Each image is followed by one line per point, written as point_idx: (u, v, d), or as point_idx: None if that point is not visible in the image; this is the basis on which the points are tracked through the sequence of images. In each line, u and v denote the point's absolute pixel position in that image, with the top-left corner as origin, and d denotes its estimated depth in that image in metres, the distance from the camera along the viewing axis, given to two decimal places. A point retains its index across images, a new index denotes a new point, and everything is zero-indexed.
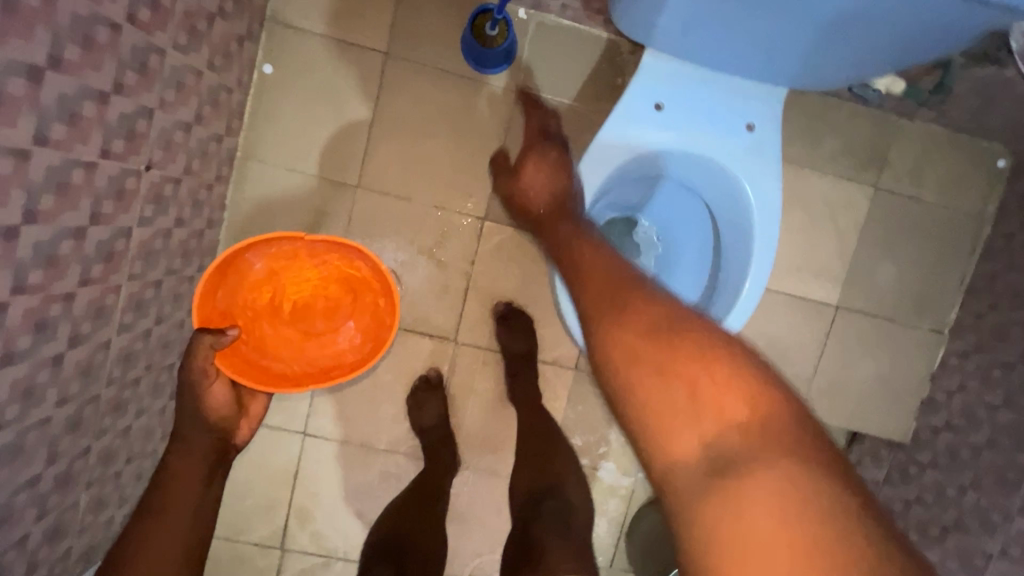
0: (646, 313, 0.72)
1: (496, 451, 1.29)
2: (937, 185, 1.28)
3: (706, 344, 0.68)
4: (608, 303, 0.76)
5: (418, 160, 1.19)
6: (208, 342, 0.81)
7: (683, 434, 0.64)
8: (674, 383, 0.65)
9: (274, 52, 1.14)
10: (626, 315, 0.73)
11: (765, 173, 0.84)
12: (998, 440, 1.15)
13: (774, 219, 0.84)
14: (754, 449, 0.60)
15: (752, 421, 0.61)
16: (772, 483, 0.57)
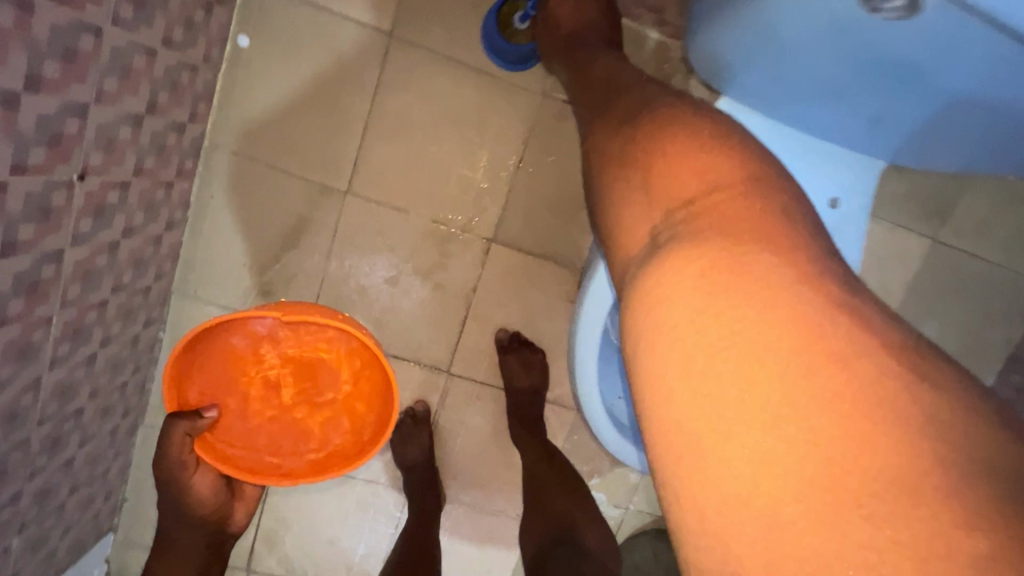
0: (640, 120, 0.56)
1: (483, 487, 1.20)
2: (1001, 243, 1.14)
3: (703, 141, 0.49)
4: (604, 126, 0.61)
5: (420, 166, 1.02)
6: (184, 426, 0.72)
7: (639, 218, 0.50)
8: (653, 167, 0.50)
9: (253, 21, 0.93)
10: (624, 130, 0.57)
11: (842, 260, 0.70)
12: None
13: None
14: (721, 221, 0.43)
15: (722, 196, 0.44)
16: (727, 290, 0.39)
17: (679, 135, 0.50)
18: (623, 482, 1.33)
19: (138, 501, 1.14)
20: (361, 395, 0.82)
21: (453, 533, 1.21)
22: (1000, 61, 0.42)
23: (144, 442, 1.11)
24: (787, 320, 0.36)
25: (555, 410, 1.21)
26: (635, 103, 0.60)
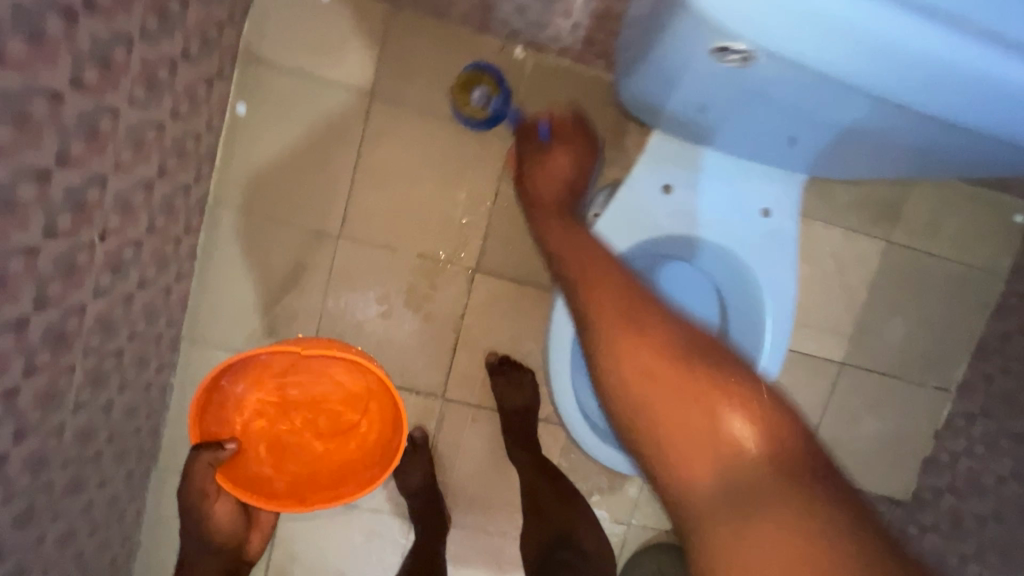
0: (660, 347, 0.65)
1: (485, 509, 1.24)
2: (951, 241, 1.22)
3: (728, 396, 0.61)
4: (626, 331, 0.67)
5: (405, 208, 1.11)
6: (207, 457, 0.76)
7: (699, 461, 0.61)
8: (690, 408, 0.61)
9: (247, 90, 1.04)
10: (644, 346, 0.65)
11: (779, 263, 0.77)
12: (1005, 513, 1.12)
13: (785, 306, 0.78)
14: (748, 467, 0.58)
15: (755, 469, 0.58)
16: (780, 517, 0.55)
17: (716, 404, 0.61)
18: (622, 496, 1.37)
19: (151, 544, 1.18)
20: (368, 431, 0.85)
21: (457, 556, 1.24)
22: (871, 106, 0.51)
23: (157, 486, 1.16)
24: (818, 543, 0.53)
25: (548, 428, 1.27)
26: (659, 318, 0.68)
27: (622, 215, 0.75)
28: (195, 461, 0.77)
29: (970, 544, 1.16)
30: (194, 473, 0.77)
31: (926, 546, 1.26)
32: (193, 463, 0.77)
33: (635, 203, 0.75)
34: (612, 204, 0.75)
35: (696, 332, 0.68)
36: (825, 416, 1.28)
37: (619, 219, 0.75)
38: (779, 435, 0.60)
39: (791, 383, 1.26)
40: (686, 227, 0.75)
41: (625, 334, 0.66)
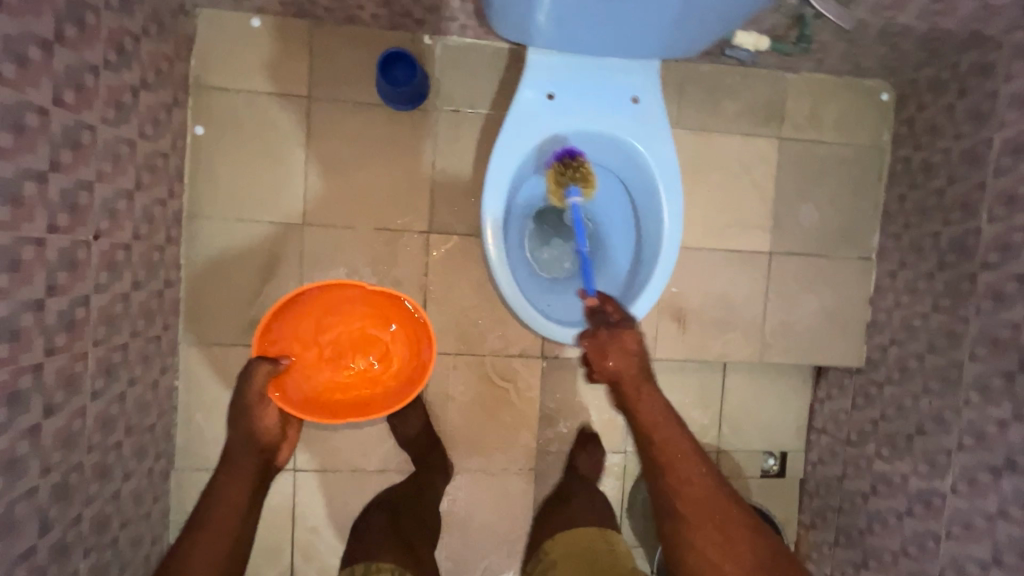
0: (709, 516, 0.93)
1: (483, 450, 1.35)
2: (833, 127, 1.40)
3: (731, 510, 0.94)
4: (684, 500, 0.94)
5: (357, 189, 1.27)
6: (265, 367, 0.98)
7: None
8: (701, 528, 0.92)
9: (202, 114, 1.21)
10: (697, 502, 0.94)
11: (658, 138, 0.92)
12: (936, 344, 1.24)
13: (673, 174, 0.92)
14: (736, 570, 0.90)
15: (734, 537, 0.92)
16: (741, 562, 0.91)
17: (714, 516, 0.93)
18: None
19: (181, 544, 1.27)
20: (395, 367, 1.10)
21: (470, 500, 1.35)
22: None
23: (178, 486, 1.26)
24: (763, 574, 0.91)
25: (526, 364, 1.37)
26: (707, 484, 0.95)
27: (521, 125, 0.90)
28: (256, 370, 0.98)
29: (917, 382, 1.29)
30: (253, 377, 0.98)
31: (886, 399, 1.37)
32: (253, 369, 0.97)
33: (528, 112, 0.90)
34: (511, 119, 0.90)
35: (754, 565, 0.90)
36: (769, 303, 1.42)
37: (520, 129, 0.90)
38: (743, 521, 0.94)
39: (731, 280, 1.40)
40: (573, 123, 0.91)
41: (672, 480, 0.95)
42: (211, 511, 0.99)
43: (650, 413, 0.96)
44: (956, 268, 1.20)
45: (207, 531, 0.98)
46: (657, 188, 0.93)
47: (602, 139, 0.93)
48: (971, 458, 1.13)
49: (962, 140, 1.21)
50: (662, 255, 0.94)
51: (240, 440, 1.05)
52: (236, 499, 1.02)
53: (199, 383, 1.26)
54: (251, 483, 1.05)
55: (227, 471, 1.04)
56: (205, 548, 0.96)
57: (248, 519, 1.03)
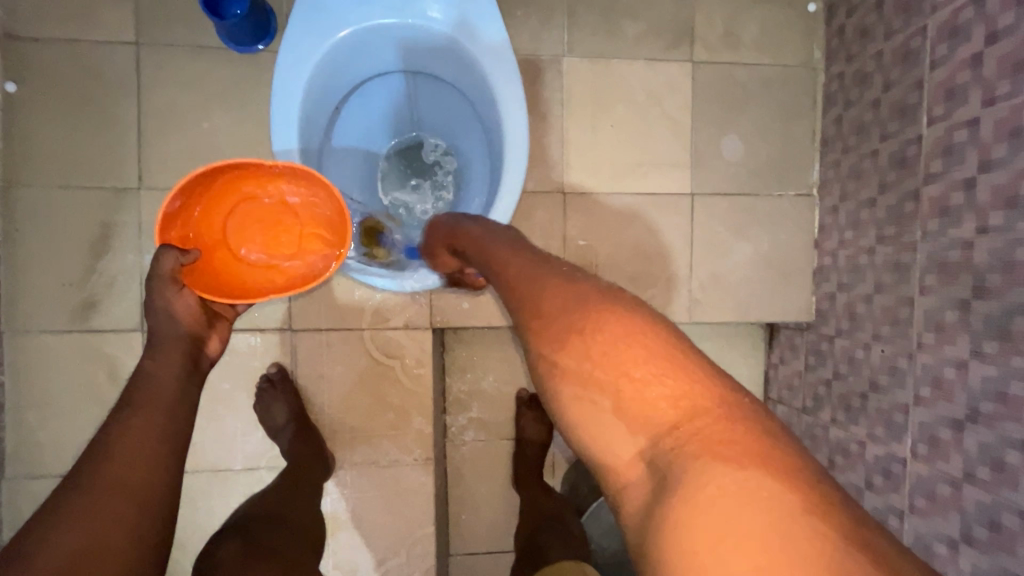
0: (606, 349, 0.43)
1: (369, 440, 1.17)
2: (754, 45, 1.22)
3: (656, 333, 0.44)
4: (567, 346, 0.45)
5: (200, 144, 1.11)
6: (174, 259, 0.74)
7: (618, 439, 0.42)
8: (606, 395, 0.42)
9: (13, 69, 1.06)
10: (584, 333, 0.45)
11: (484, 20, 0.78)
12: (883, 281, 1.04)
13: (507, 62, 0.79)
14: (731, 454, 0.36)
15: (672, 394, 0.40)
16: (743, 431, 0.37)
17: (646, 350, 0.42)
18: None
19: None
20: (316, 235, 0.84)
21: (357, 499, 1.17)
22: None
23: (12, 499, 1.09)
24: (763, 490, 0.34)
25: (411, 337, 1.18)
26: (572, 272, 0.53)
27: (313, 12, 0.77)
28: (163, 254, 0.74)
29: (867, 330, 1.08)
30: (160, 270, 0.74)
31: (837, 355, 1.17)
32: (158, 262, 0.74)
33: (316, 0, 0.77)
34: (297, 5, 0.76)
35: (622, 340, 0.43)
36: (695, 252, 1.23)
37: (311, 18, 0.77)
38: (693, 368, 0.42)
39: (648, 227, 1.21)
40: (375, 14, 0.78)
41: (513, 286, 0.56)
42: (143, 389, 0.70)
43: (511, 256, 0.62)
44: (898, 187, 1.01)
45: (135, 413, 0.66)
46: (491, 82, 0.79)
47: (414, 30, 0.80)
48: (929, 412, 0.92)
49: (893, 38, 1.02)
50: (508, 163, 0.80)
51: (156, 334, 0.76)
52: (172, 379, 0.73)
53: (30, 376, 1.08)
54: (186, 369, 0.76)
55: (154, 358, 0.75)
56: (139, 431, 0.64)
57: (187, 408, 0.72)
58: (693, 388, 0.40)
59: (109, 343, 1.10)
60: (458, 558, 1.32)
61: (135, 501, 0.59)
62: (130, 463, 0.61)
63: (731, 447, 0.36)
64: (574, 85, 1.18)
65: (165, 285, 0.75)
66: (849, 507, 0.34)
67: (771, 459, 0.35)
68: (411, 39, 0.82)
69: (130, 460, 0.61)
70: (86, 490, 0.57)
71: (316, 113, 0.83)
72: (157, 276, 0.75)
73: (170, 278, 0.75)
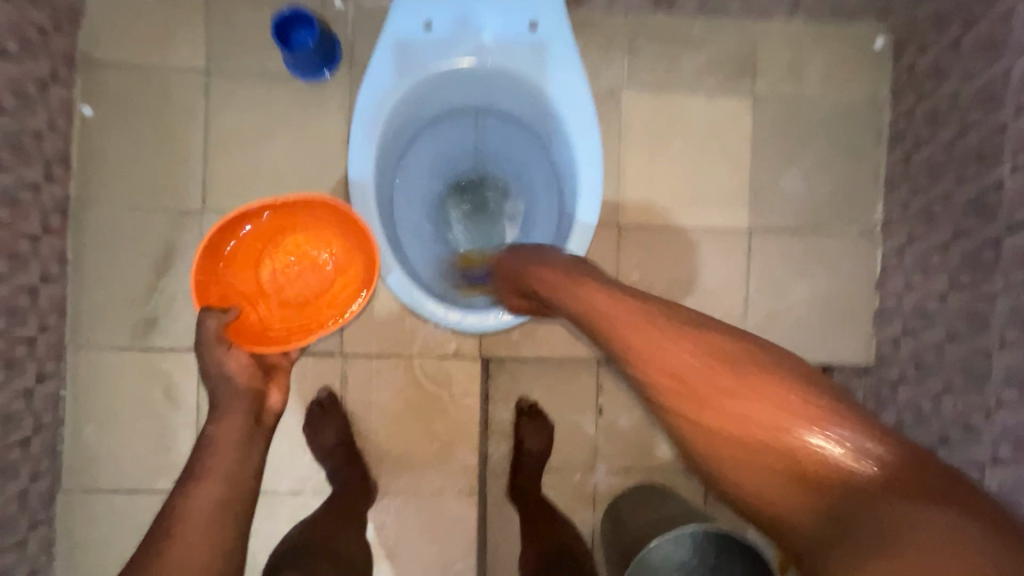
0: (727, 398, 0.45)
1: (413, 469, 1.16)
2: (818, 80, 1.20)
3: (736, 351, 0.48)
4: (658, 377, 0.49)
5: (263, 170, 1.13)
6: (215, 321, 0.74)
7: (761, 491, 0.42)
8: (742, 450, 0.43)
9: (91, 93, 1.10)
10: (691, 370, 0.47)
11: (562, 68, 0.81)
12: (956, 330, 1.00)
13: (583, 109, 0.81)
14: (912, 495, 0.37)
15: (846, 477, 0.39)
16: (893, 457, 0.39)
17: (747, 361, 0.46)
18: (578, 435, 1.27)
19: None
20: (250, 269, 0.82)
21: (400, 528, 1.16)
22: None
23: (64, 512, 1.11)
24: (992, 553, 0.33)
25: (460, 367, 1.17)
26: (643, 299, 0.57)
27: (394, 58, 0.79)
28: (206, 317, 0.73)
29: (937, 379, 1.03)
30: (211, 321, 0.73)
31: (902, 403, 1.12)
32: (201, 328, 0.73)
33: (402, 42, 0.79)
34: (379, 52, 0.79)
35: (722, 346, 0.48)
36: (750, 290, 1.20)
37: (393, 64, 0.79)
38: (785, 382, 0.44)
39: (702, 263, 1.19)
40: (458, 55, 0.80)
41: (622, 341, 0.54)
42: (207, 461, 0.71)
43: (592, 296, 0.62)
44: (976, 235, 0.97)
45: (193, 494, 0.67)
46: (567, 128, 0.82)
47: (494, 72, 0.82)
48: (1009, 474, 0.87)
49: (971, 79, 0.98)
50: (582, 206, 0.80)
51: (218, 395, 0.76)
52: (232, 447, 0.73)
53: (90, 392, 1.11)
54: (248, 429, 0.76)
55: (217, 422, 0.75)
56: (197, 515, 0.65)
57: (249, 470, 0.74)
58: (873, 479, 0.39)
59: (166, 363, 1.12)
60: None
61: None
62: (183, 554, 0.62)
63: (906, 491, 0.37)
64: (632, 118, 1.17)
65: (213, 346, 0.74)
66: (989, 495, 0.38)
67: (933, 479, 0.38)
68: (489, 81, 0.84)
69: (182, 550, 0.62)
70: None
71: (389, 153, 0.85)
72: (205, 339, 0.74)
73: (216, 339, 0.74)
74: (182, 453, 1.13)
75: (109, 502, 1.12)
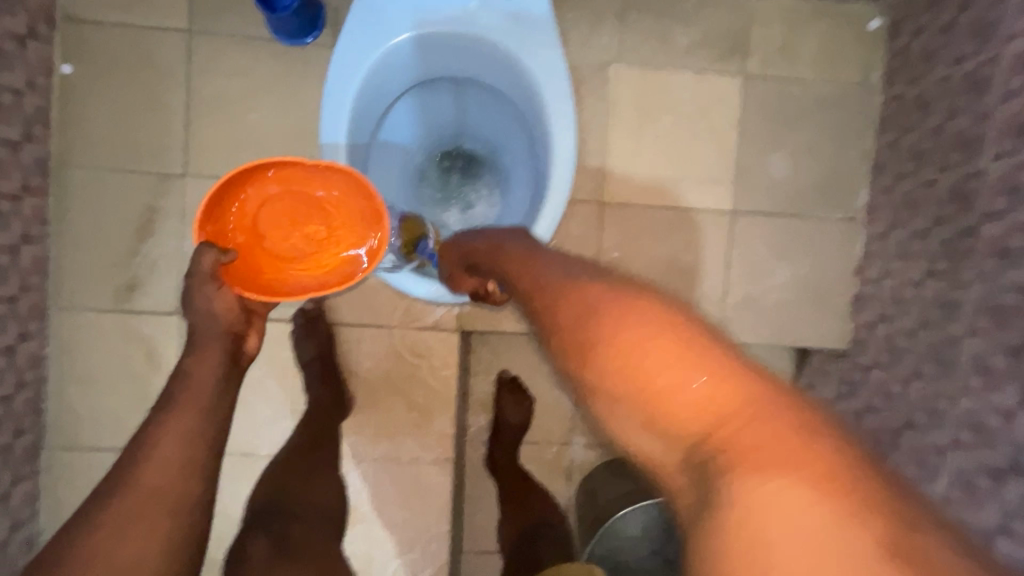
0: (629, 337, 0.37)
1: (391, 436, 1.18)
2: (811, 60, 1.18)
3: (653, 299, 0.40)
4: (572, 330, 0.40)
5: (245, 136, 1.12)
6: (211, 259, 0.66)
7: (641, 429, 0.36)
8: (632, 397, 0.36)
9: (71, 51, 1.08)
10: (597, 317, 0.39)
11: (539, 38, 0.80)
12: (929, 317, 1.01)
13: (559, 81, 0.81)
14: (774, 462, 0.30)
15: (730, 412, 0.33)
16: (779, 418, 0.32)
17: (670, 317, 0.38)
18: (556, 410, 1.29)
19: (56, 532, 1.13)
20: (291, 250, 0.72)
21: (377, 492, 1.19)
22: None
23: (49, 468, 1.13)
24: (819, 505, 0.29)
25: (439, 338, 1.18)
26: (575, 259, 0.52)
27: (369, 22, 0.79)
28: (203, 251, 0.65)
29: (907, 364, 1.05)
30: None
31: (873, 386, 1.13)
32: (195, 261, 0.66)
33: (377, 5, 0.78)
34: (354, 14, 0.78)
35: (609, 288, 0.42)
36: (731, 272, 1.20)
37: (368, 28, 0.79)
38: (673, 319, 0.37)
39: (684, 243, 1.19)
40: (434, 21, 0.80)
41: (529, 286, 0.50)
42: (182, 393, 0.66)
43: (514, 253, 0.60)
44: (955, 222, 0.96)
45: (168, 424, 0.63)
46: (543, 99, 0.82)
47: (472, 40, 0.82)
48: (966, 457, 0.89)
49: (963, 63, 0.96)
50: (555, 178, 0.81)
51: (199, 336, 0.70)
52: (208, 385, 0.67)
53: (73, 353, 1.12)
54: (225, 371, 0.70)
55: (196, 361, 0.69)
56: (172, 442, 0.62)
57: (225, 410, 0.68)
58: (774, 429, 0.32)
59: (148, 326, 1.13)
60: (470, 556, 1.28)
61: (163, 513, 0.58)
62: (155, 474, 0.59)
63: (762, 460, 0.31)
64: (620, 95, 1.16)
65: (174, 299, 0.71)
66: (893, 478, 0.31)
67: (814, 448, 0.31)
68: (467, 49, 0.84)
69: (158, 467, 0.60)
70: (120, 503, 0.57)
71: (365, 119, 0.85)
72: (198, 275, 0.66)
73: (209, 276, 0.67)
74: None
75: (92, 460, 1.14)
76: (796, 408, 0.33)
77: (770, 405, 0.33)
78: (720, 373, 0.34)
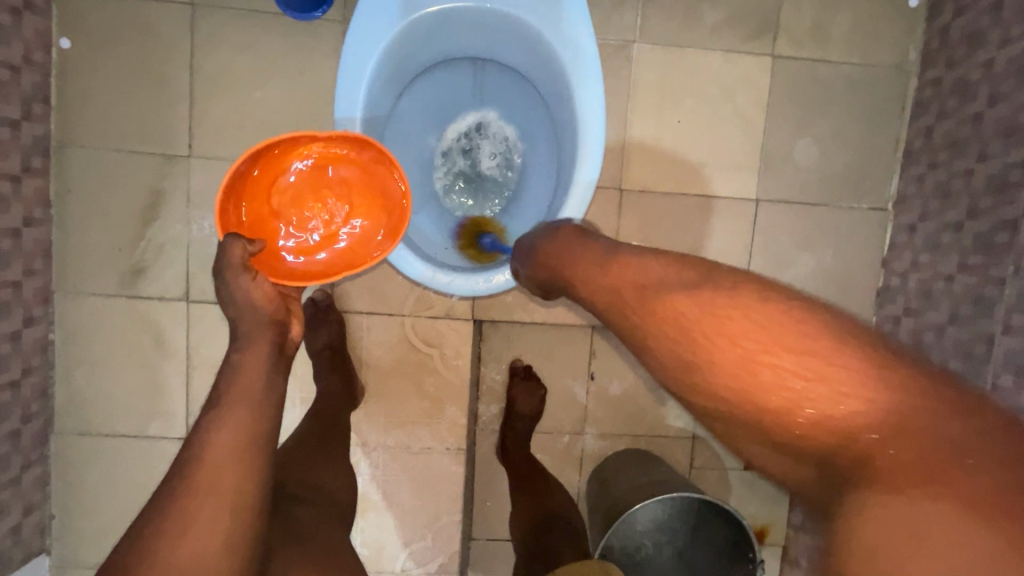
0: (738, 337, 0.38)
1: (402, 425, 1.17)
2: (844, 41, 1.12)
3: (783, 312, 0.38)
4: (679, 347, 0.40)
5: (252, 115, 1.08)
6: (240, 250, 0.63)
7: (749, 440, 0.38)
8: (751, 404, 0.36)
9: (69, 24, 1.03)
10: (709, 317, 0.39)
11: (567, 14, 0.76)
12: (959, 312, 0.97)
13: (587, 60, 0.77)
14: (913, 479, 0.30)
15: (865, 414, 0.33)
16: (918, 419, 0.32)
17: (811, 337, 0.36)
18: (569, 399, 1.27)
19: (66, 517, 1.13)
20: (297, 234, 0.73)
21: (386, 480, 1.18)
22: None
23: (58, 454, 1.12)
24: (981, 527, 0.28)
25: (451, 326, 1.16)
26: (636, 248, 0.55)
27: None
28: (230, 244, 0.62)
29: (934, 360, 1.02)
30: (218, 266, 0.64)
31: None
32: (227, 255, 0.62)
33: None
34: None
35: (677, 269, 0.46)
36: (753, 262, 1.16)
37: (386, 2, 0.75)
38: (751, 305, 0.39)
39: (706, 231, 1.15)
40: None
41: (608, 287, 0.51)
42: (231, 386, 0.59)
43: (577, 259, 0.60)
44: (993, 215, 0.92)
45: (224, 415, 0.56)
46: (570, 79, 0.78)
47: (495, 16, 0.78)
48: None
49: (1009, 46, 0.91)
50: (583, 161, 0.77)
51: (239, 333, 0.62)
52: (261, 373, 0.60)
53: (79, 338, 1.10)
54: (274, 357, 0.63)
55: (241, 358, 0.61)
56: (229, 436, 0.54)
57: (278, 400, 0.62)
58: (918, 434, 0.31)
59: (155, 311, 1.11)
60: (480, 543, 1.28)
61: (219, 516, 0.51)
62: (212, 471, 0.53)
63: (924, 470, 0.30)
64: (643, 75, 1.11)
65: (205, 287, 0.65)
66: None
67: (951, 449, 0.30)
68: (490, 25, 0.80)
69: (213, 465, 0.53)
70: (182, 503, 0.51)
71: (382, 100, 0.82)
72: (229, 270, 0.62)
73: (241, 269, 0.63)
74: (171, 402, 1.13)
75: (100, 446, 1.13)
76: (928, 393, 0.33)
77: (900, 396, 0.33)
78: (870, 385, 0.33)
